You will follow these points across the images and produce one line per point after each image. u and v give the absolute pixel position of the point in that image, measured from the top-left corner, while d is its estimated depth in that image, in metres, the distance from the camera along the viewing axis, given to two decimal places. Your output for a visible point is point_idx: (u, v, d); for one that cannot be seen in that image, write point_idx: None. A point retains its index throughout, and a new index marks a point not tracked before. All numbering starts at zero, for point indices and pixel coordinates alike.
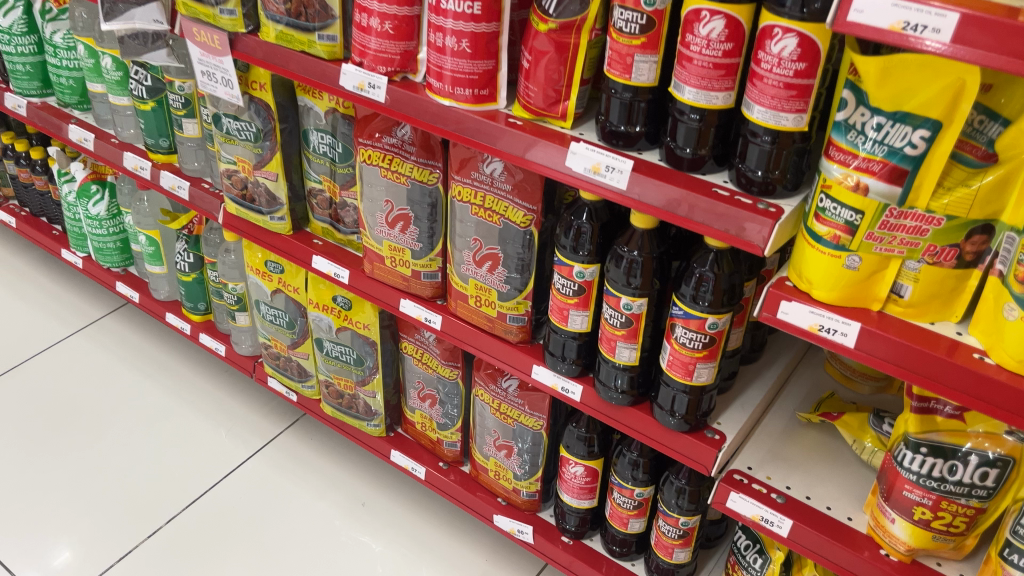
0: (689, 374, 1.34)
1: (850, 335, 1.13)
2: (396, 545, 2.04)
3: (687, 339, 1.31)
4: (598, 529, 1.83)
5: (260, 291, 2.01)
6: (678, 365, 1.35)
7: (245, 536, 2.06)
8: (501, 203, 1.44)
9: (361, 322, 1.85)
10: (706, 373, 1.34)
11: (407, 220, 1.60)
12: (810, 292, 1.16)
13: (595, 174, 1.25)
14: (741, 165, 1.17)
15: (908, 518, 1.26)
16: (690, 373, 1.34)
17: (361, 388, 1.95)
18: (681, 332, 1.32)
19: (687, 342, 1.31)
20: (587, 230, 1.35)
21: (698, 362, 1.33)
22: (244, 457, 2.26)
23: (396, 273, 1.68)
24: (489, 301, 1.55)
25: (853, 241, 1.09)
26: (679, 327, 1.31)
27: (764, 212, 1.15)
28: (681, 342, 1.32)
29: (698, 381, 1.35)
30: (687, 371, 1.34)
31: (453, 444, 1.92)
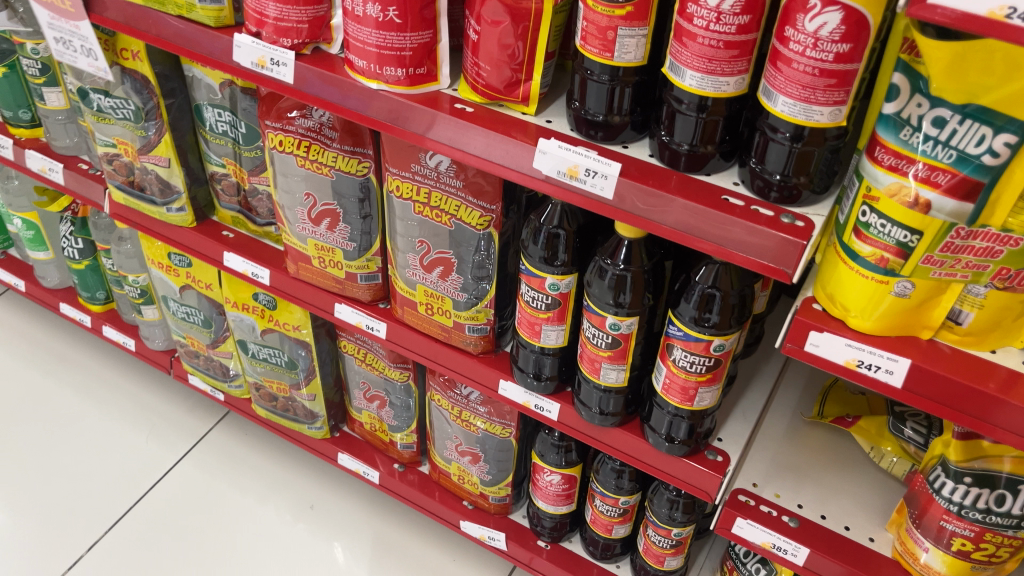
0: (689, 400, 1.13)
1: (897, 374, 0.93)
2: (354, 549, 1.83)
3: (687, 363, 1.10)
4: (577, 529, 1.66)
5: (167, 286, 1.71)
6: (676, 390, 1.13)
7: (181, 555, 1.82)
8: (451, 201, 1.18)
9: (290, 324, 1.59)
10: (708, 397, 1.13)
11: (334, 216, 1.32)
12: (845, 319, 0.95)
13: (572, 179, 0.99)
14: (756, 165, 0.94)
15: (944, 548, 1.10)
16: (690, 398, 1.13)
17: (297, 391, 1.71)
18: (679, 354, 1.10)
19: (688, 366, 1.10)
20: (562, 236, 1.10)
21: (700, 387, 1.12)
22: (172, 462, 1.99)
23: (326, 274, 1.41)
24: (443, 310, 1.31)
25: (905, 265, 0.88)
26: (677, 348, 1.09)
27: (789, 227, 0.91)
28: (679, 365, 1.11)
29: (700, 406, 1.14)
30: (686, 397, 1.13)
31: (409, 445, 1.71)
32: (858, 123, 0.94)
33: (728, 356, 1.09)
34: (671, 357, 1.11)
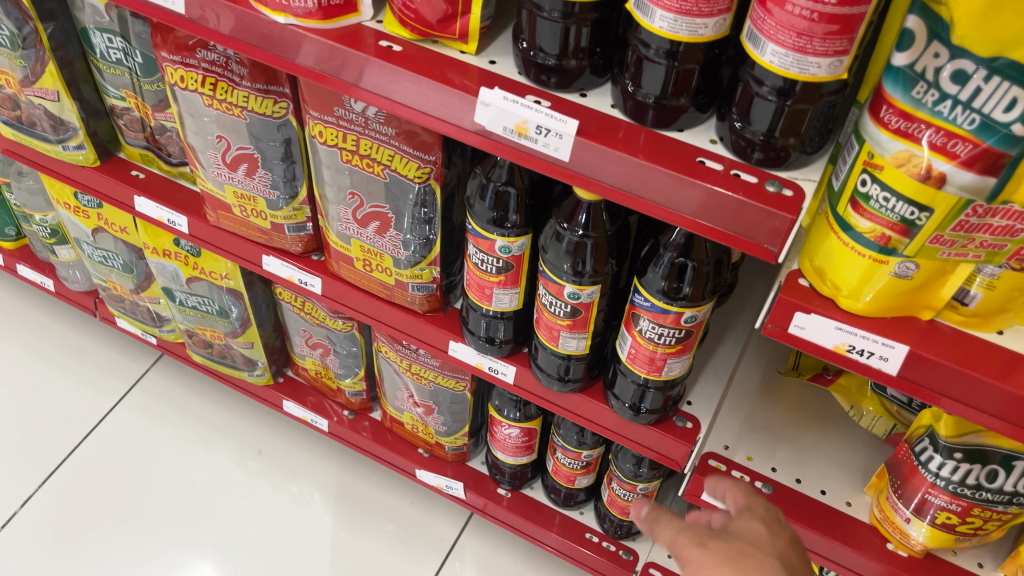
0: (658, 370, 1.02)
1: (892, 361, 0.81)
2: (307, 496, 1.75)
3: (654, 335, 0.98)
4: (539, 475, 1.58)
5: (78, 228, 1.54)
6: (643, 361, 1.02)
7: (120, 507, 1.72)
8: (383, 149, 1.01)
9: (217, 272, 1.43)
10: (678, 366, 1.02)
11: (252, 162, 1.15)
12: (836, 299, 0.83)
13: (520, 137, 0.84)
14: (738, 123, 0.79)
15: (927, 520, 1.03)
16: (659, 369, 1.02)
17: (233, 339, 1.57)
18: (645, 323, 0.97)
19: (656, 337, 0.98)
20: (512, 194, 0.96)
21: (669, 357, 1.00)
22: (107, 408, 1.87)
23: (250, 224, 1.25)
24: (383, 267, 1.16)
25: (909, 244, 0.75)
26: (643, 320, 0.97)
27: (775, 198, 0.78)
28: (646, 336, 0.99)
29: (669, 376, 1.03)
30: (654, 368, 1.02)
31: (357, 393, 1.60)
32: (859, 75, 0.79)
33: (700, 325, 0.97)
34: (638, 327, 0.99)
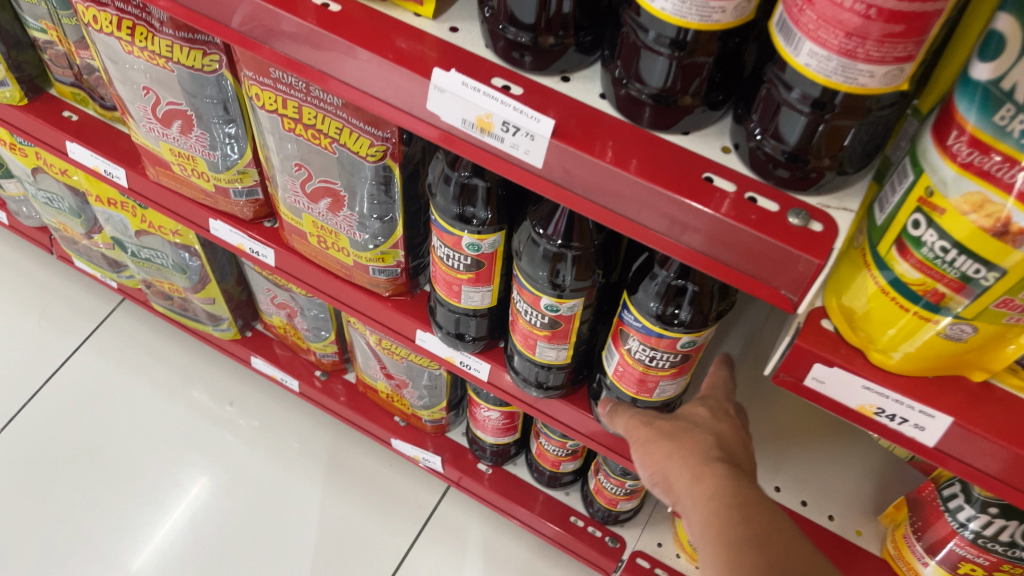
0: (650, 391, 0.87)
1: (930, 432, 0.66)
2: (281, 454, 1.65)
3: (643, 356, 0.82)
4: (523, 451, 1.46)
5: (18, 167, 1.38)
6: (631, 381, 0.87)
7: (83, 459, 1.63)
8: (329, 120, 0.84)
9: (167, 228, 1.28)
10: (672, 387, 0.87)
11: (186, 120, 0.98)
12: (865, 352, 0.67)
13: (483, 133, 0.67)
14: (760, 132, 0.61)
15: (946, 568, 0.90)
16: (649, 391, 0.87)
17: (192, 295, 1.44)
18: (634, 342, 0.82)
19: (646, 359, 0.82)
20: (481, 186, 0.80)
21: (661, 380, 0.85)
22: (70, 350, 1.76)
23: (192, 185, 1.08)
24: (339, 247, 1.01)
25: (967, 306, 0.58)
26: (633, 340, 0.81)
27: (801, 233, 0.61)
28: (636, 357, 0.83)
29: (662, 397, 0.88)
30: (644, 389, 0.87)
31: (329, 355, 1.47)
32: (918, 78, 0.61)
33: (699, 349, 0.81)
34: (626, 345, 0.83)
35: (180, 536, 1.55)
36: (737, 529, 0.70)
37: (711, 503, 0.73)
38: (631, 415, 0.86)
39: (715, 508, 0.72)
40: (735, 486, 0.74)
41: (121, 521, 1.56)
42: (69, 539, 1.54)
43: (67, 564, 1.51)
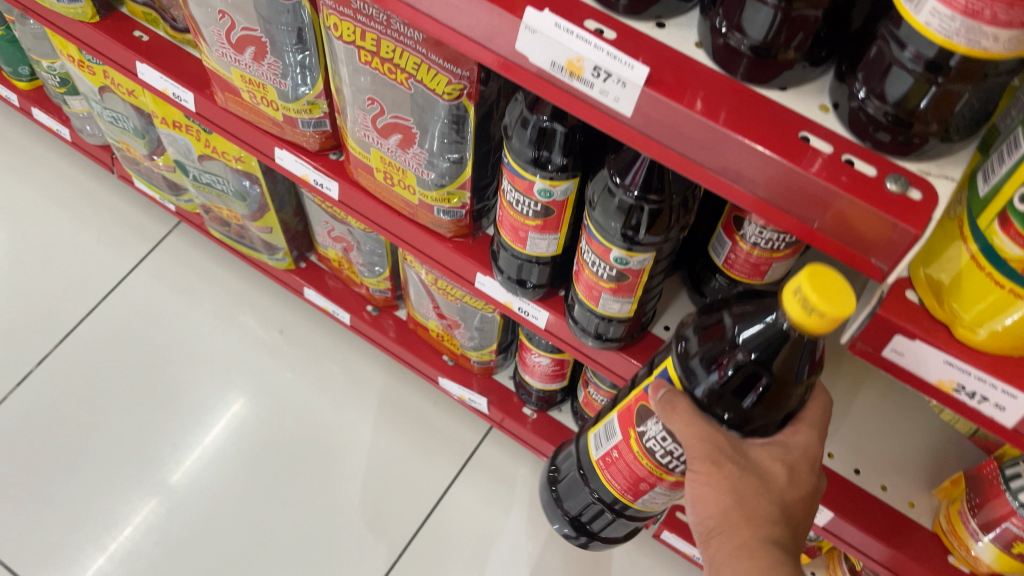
0: (639, 499, 0.85)
1: (1009, 412, 0.65)
2: (326, 386, 1.68)
3: (655, 448, 0.77)
4: (569, 398, 1.47)
5: (84, 84, 1.38)
6: (621, 478, 0.83)
7: (137, 377, 1.67)
8: (408, 55, 0.83)
9: (229, 153, 1.28)
10: (662, 504, 0.86)
11: (259, 46, 0.97)
12: (949, 326, 0.65)
13: (573, 78, 0.65)
14: (864, 92, 0.58)
15: (998, 544, 0.89)
16: (641, 496, 0.84)
17: (250, 223, 1.45)
18: (652, 425, 0.76)
19: (657, 454, 0.77)
20: (559, 131, 0.78)
21: (656, 488, 0.81)
22: (127, 269, 1.79)
23: (261, 113, 1.08)
24: (405, 184, 1.00)
25: None
26: (652, 426, 0.75)
27: (898, 199, 0.58)
28: (644, 447, 0.78)
29: (643, 509, 0.87)
30: (636, 493, 0.84)
31: (382, 291, 1.48)
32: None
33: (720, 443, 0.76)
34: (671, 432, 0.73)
35: (228, 458, 1.59)
36: None
37: None
38: (692, 425, 0.67)
39: None
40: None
41: (170, 441, 1.61)
42: (122, 452, 1.59)
43: (118, 476, 1.56)
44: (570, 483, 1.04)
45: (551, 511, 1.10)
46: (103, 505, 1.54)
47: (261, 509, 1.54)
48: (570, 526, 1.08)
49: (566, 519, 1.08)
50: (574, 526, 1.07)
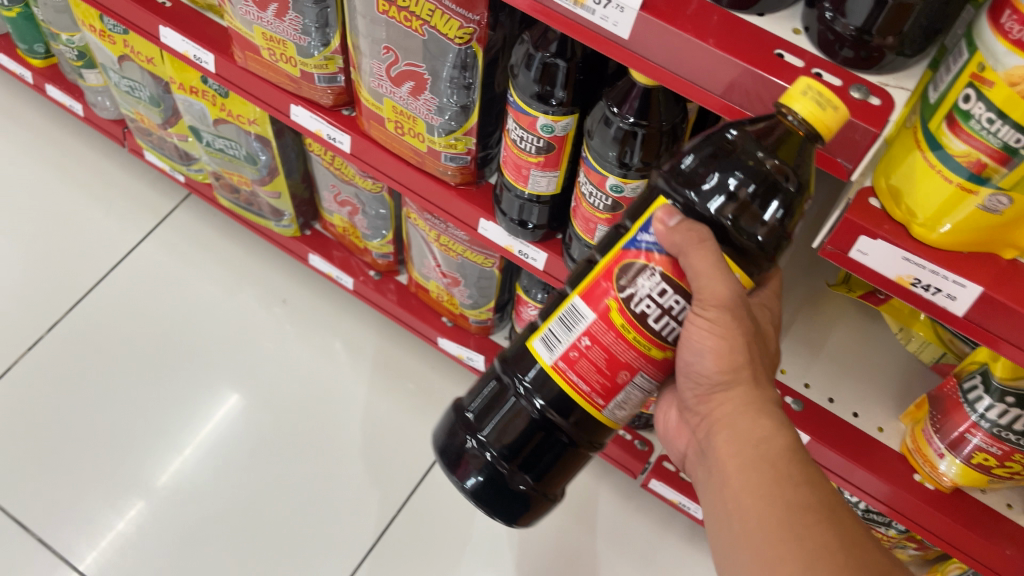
0: (610, 402, 0.77)
1: (960, 301, 0.74)
2: (328, 353, 1.75)
3: (649, 312, 0.71)
4: None
5: (103, 54, 1.46)
6: (596, 373, 0.75)
7: (145, 343, 1.74)
8: (423, 3, 0.91)
9: (243, 116, 1.36)
10: (631, 407, 0.80)
11: (282, 3, 1.05)
12: (907, 226, 0.74)
13: (576, 6, 0.74)
14: (831, 12, 0.67)
15: (961, 458, 0.98)
16: (615, 395, 0.76)
17: (260, 189, 1.53)
18: (644, 282, 0.71)
19: (650, 318, 0.71)
20: (561, 67, 0.87)
21: (638, 376, 0.75)
22: (135, 242, 1.87)
23: (279, 70, 1.16)
24: (415, 133, 1.09)
25: (1004, 175, 0.65)
26: (644, 277, 0.71)
27: (860, 104, 0.67)
28: (629, 312, 0.71)
29: (608, 418, 0.79)
30: (610, 393, 0.76)
31: (385, 255, 1.56)
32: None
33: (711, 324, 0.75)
34: (677, 282, 0.70)
35: (234, 419, 1.66)
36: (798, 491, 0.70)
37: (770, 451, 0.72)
38: (717, 271, 0.66)
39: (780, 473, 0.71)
40: (794, 445, 0.73)
41: (179, 403, 1.67)
42: (132, 412, 1.66)
43: (129, 436, 1.63)
44: (502, 423, 0.89)
45: (475, 469, 0.93)
46: (115, 463, 1.60)
47: (267, 467, 1.62)
48: (501, 481, 0.93)
49: (498, 472, 0.92)
50: (507, 477, 0.93)
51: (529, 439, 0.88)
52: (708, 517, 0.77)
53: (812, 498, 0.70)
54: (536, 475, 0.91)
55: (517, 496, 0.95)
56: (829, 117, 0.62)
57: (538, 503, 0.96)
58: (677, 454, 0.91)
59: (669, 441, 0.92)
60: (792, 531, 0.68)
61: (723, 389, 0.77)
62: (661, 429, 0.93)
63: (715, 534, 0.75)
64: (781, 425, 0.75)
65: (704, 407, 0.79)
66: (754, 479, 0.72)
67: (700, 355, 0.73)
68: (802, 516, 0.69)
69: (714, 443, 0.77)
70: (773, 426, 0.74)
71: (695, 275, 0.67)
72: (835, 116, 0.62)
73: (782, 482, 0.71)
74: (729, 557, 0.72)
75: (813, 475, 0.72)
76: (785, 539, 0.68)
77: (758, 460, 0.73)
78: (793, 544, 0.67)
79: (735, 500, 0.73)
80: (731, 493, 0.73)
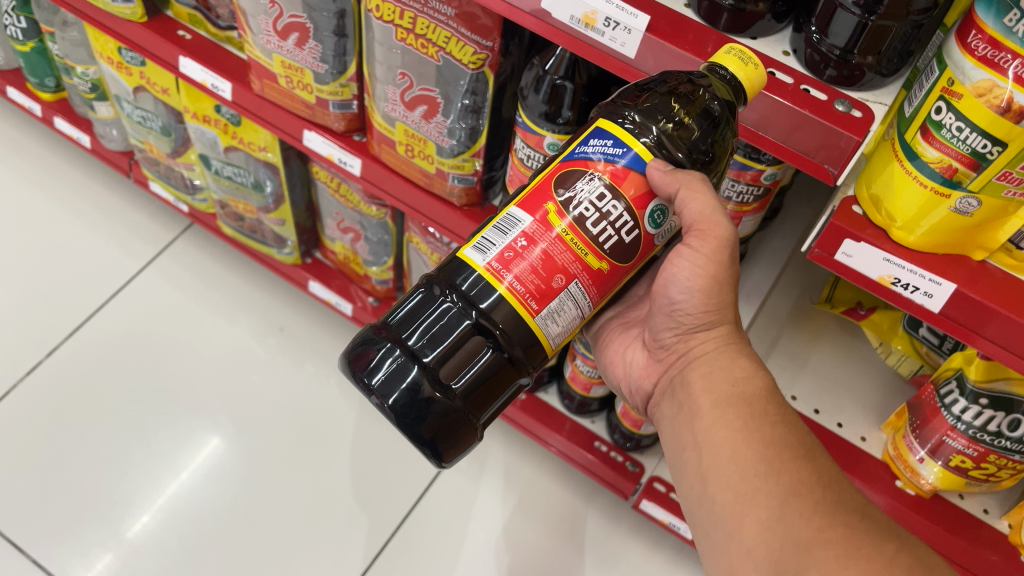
0: (544, 310, 0.75)
1: (936, 298, 0.81)
2: (325, 379, 1.79)
3: (587, 215, 0.73)
4: (554, 380, 1.60)
5: (118, 85, 1.52)
6: (530, 273, 0.74)
7: (143, 370, 1.76)
8: (439, 30, 0.98)
9: (254, 144, 1.42)
10: (564, 326, 0.78)
11: (303, 32, 1.12)
12: (887, 229, 0.81)
13: (587, 28, 0.82)
14: (816, 35, 0.76)
15: (940, 461, 1.03)
16: (549, 302, 0.75)
17: (264, 216, 1.59)
18: (583, 187, 0.74)
19: (589, 222, 0.73)
20: (569, 89, 0.94)
21: (573, 282, 0.75)
22: (135, 271, 1.91)
23: (295, 97, 1.23)
24: (425, 155, 1.16)
25: (974, 178, 0.72)
26: (586, 183, 0.73)
27: (844, 117, 0.75)
28: (571, 214, 0.74)
29: (542, 334, 0.76)
30: (544, 299, 0.74)
31: (384, 281, 1.61)
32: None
33: (645, 246, 0.77)
34: (618, 189, 0.73)
35: (230, 444, 1.69)
36: (777, 425, 0.77)
37: (747, 391, 0.80)
38: (716, 207, 0.74)
39: (759, 407, 0.79)
40: (769, 388, 0.81)
41: (176, 428, 1.70)
42: (129, 437, 1.68)
43: (125, 458, 1.65)
44: (436, 334, 0.80)
45: (395, 390, 0.82)
46: (112, 485, 1.62)
47: (263, 491, 1.64)
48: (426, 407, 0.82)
49: (422, 396, 0.81)
50: (431, 403, 0.82)
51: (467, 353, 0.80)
52: (676, 450, 0.83)
53: (787, 437, 0.77)
54: (464, 400, 0.81)
55: (442, 430, 0.82)
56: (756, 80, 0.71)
57: (460, 446, 0.84)
58: (632, 393, 0.96)
59: (620, 379, 0.97)
60: (770, 466, 0.75)
61: (703, 330, 0.84)
62: (609, 370, 0.98)
63: (685, 467, 0.81)
64: (756, 369, 0.82)
65: (681, 346, 0.86)
66: (731, 414, 0.79)
67: (687, 291, 0.81)
68: (779, 452, 0.75)
69: (689, 378, 0.84)
70: (750, 369, 0.82)
71: (695, 211, 0.73)
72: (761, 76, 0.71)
73: (759, 419, 0.78)
74: (701, 489, 0.79)
75: (787, 416, 0.79)
76: (762, 474, 0.74)
77: (735, 397, 0.80)
78: (771, 479, 0.74)
79: (708, 434, 0.79)
80: (706, 425, 0.80)
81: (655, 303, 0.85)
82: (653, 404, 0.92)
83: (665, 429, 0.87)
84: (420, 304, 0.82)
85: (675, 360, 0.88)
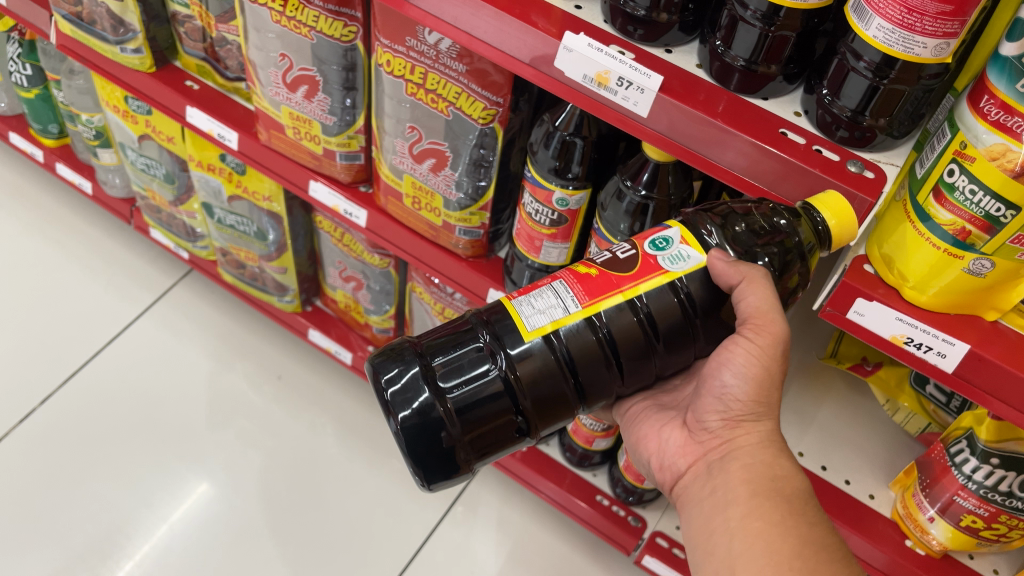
0: (522, 295, 0.77)
1: (949, 358, 0.80)
2: (323, 428, 1.77)
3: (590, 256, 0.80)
4: (556, 432, 1.58)
5: (123, 133, 1.52)
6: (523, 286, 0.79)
7: (137, 417, 1.74)
8: (450, 86, 0.99)
9: (259, 193, 1.43)
10: (546, 316, 0.75)
11: (313, 85, 1.13)
12: (899, 289, 0.81)
13: (600, 87, 0.82)
14: (828, 97, 0.76)
15: (950, 521, 1.02)
16: (530, 291, 0.77)
17: (266, 264, 1.59)
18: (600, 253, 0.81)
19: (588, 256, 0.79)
20: (578, 145, 0.95)
21: (557, 280, 0.77)
22: (132, 317, 1.89)
23: (302, 148, 1.23)
24: (432, 207, 1.16)
25: (988, 241, 0.73)
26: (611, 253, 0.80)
27: (856, 178, 0.75)
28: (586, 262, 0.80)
29: (515, 312, 0.76)
30: (527, 290, 0.77)
31: (385, 330, 1.60)
32: (957, 60, 0.80)
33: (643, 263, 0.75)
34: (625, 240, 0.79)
35: (225, 495, 1.66)
36: (811, 528, 0.77)
37: (787, 488, 0.78)
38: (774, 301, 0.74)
39: (799, 508, 0.77)
40: (808, 488, 0.79)
41: (169, 478, 1.67)
42: (121, 487, 1.64)
43: (116, 509, 1.61)
44: (461, 366, 0.79)
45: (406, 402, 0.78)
46: (101, 536, 1.58)
47: (256, 544, 1.60)
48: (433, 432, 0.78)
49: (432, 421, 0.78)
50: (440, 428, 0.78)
51: (486, 398, 0.78)
52: (703, 532, 0.81)
53: (823, 540, 0.76)
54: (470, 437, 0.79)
55: (439, 463, 0.80)
56: (844, 231, 0.74)
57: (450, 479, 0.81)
58: (659, 469, 0.92)
59: (650, 455, 0.93)
60: (806, 565, 0.74)
61: (751, 420, 0.82)
62: (637, 446, 0.95)
63: (711, 553, 0.79)
64: (796, 469, 0.81)
65: (725, 433, 0.83)
66: (770, 508, 0.77)
67: (741, 376, 0.78)
68: (816, 553, 0.75)
69: (728, 466, 0.81)
70: (790, 467, 0.80)
71: (753, 305, 0.73)
72: (849, 228, 0.74)
73: (798, 517, 0.77)
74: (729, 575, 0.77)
75: (823, 521, 0.78)
76: (798, 571, 0.74)
77: (773, 492, 0.78)
78: None
79: (745, 524, 0.77)
80: (743, 514, 0.78)
81: (706, 384, 0.81)
82: (681, 486, 0.88)
83: (689, 511, 0.84)
84: (454, 333, 0.81)
85: (714, 444, 0.84)
